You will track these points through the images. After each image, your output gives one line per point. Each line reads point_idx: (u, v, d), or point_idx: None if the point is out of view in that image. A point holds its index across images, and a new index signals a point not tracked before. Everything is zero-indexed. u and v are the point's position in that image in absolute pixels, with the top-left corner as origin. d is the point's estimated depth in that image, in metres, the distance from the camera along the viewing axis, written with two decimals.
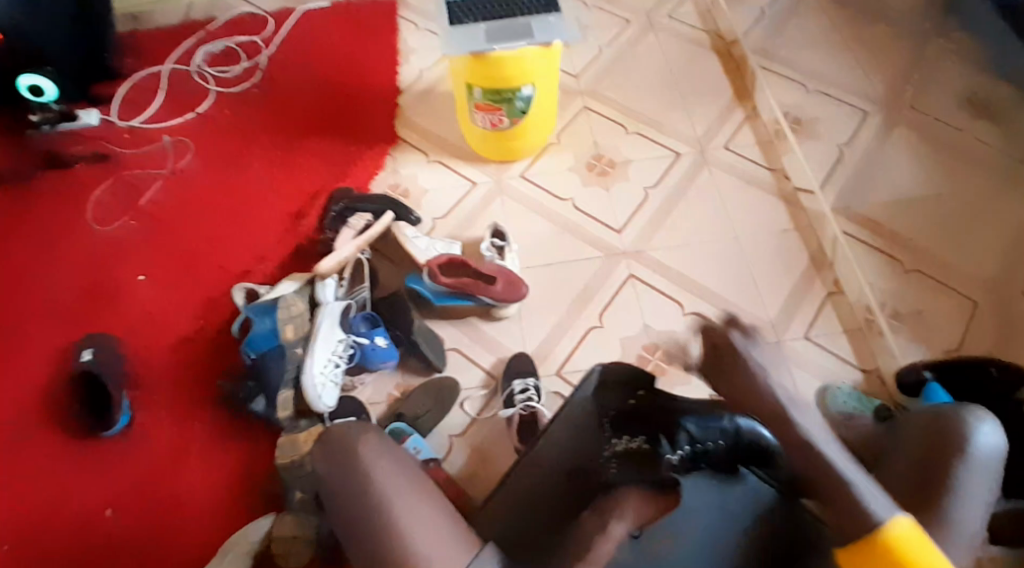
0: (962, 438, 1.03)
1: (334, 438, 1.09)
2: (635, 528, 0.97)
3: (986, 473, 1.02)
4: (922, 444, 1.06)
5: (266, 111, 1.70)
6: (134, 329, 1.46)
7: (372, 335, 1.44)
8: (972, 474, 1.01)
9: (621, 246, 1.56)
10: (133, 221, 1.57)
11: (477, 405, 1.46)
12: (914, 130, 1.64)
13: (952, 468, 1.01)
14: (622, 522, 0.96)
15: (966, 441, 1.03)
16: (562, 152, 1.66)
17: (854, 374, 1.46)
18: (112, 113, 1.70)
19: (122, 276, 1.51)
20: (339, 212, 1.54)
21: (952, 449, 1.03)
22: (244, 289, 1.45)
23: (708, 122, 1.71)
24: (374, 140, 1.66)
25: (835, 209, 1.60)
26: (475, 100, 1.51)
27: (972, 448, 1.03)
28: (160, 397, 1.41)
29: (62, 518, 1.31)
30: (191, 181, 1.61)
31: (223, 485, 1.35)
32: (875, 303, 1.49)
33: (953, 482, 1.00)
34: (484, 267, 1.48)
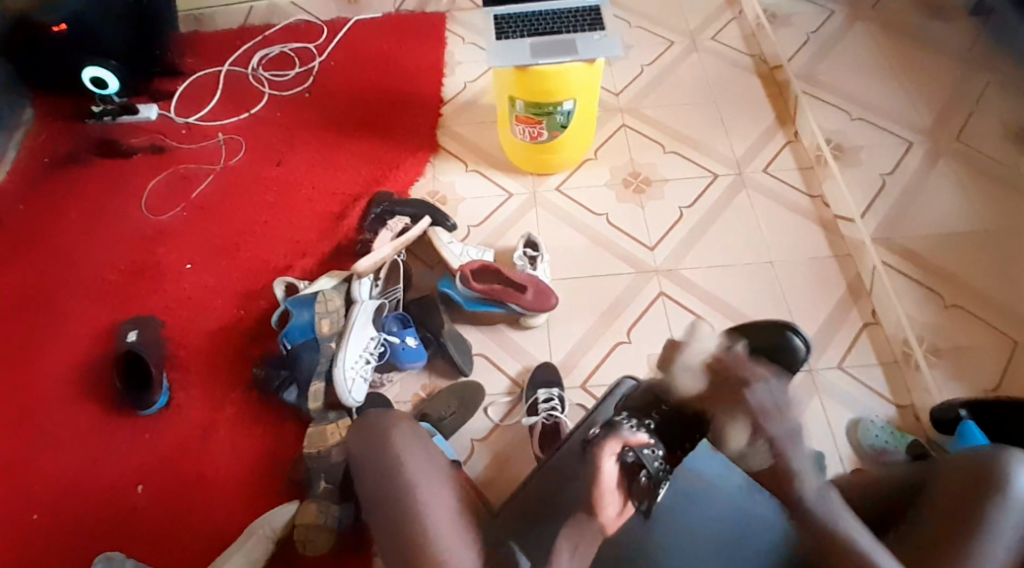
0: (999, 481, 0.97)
1: (367, 425, 1.07)
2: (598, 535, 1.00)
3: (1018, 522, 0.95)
4: (965, 485, 0.99)
5: (315, 114, 1.78)
6: (176, 314, 1.55)
7: (402, 335, 1.48)
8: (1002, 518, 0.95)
9: (653, 262, 1.57)
10: (184, 213, 1.66)
11: (500, 411, 1.48)
12: (958, 161, 1.61)
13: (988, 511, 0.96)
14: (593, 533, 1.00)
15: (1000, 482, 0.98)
16: (599, 167, 1.69)
17: (888, 409, 1.45)
18: (171, 110, 1.81)
19: (169, 263, 1.60)
20: (379, 214, 1.60)
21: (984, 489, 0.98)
22: (284, 283, 1.51)
23: (748, 144, 1.72)
24: (417, 145, 1.72)
25: (875, 238, 1.58)
26: (517, 113, 1.56)
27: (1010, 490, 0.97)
28: (196, 381, 1.49)
29: (98, 489, 1.39)
30: (240, 177, 1.70)
31: (249, 469, 1.41)
32: (912, 337, 1.47)
33: (986, 526, 0.95)
34: (515, 275, 1.51)
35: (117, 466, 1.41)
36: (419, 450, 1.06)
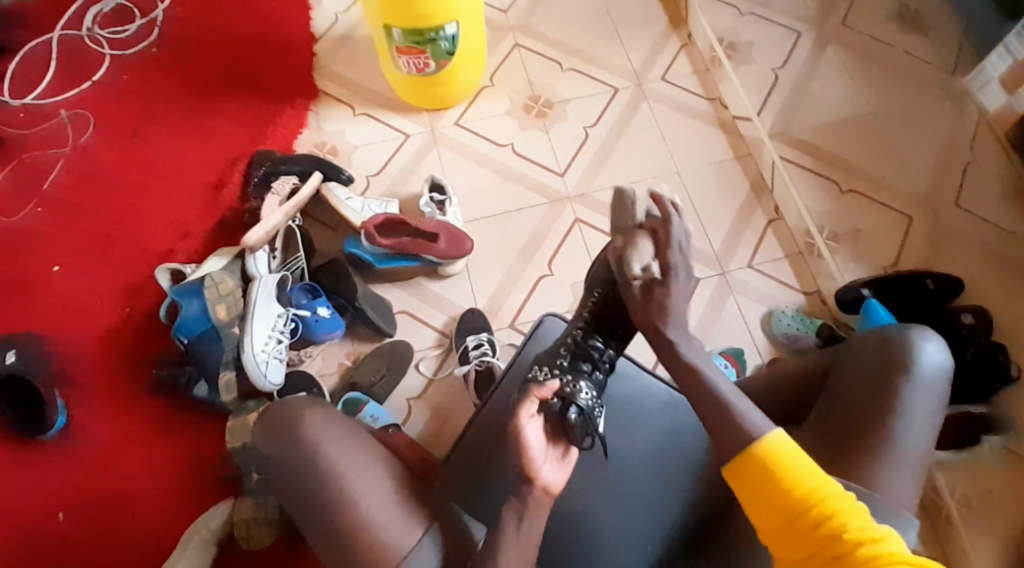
0: (910, 353, 1.04)
1: (274, 416, 1.04)
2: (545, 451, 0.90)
3: (931, 390, 1.03)
4: (867, 364, 1.06)
5: (168, 69, 1.57)
6: (56, 324, 1.38)
7: (313, 306, 1.38)
8: (918, 392, 1.02)
9: (565, 189, 1.52)
10: (39, 208, 1.46)
11: (432, 364, 1.42)
12: (846, 48, 1.60)
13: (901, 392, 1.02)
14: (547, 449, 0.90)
15: (912, 360, 1.03)
16: (496, 94, 1.59)
17: (796, 297, 1.49)
18: (4, 93, 1.56)
19: (34, 267, 1.42)
20: (263, 178, 1.46)
21: (896, 366, 1.03)
22: (167, 270, 1.37)
23: (644, 53, 1.65)
24: (293, 94, 1.57)
25: (772, 134, 1.58)
26: (396, 42, 1.42)
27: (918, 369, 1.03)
28: (94, 393, 1.35)
29: (10, 529, 1.27)
30: (93, 156, 1.50)
31: (173, 476, 1.31)
32: (813, 227, 1.51)
33: (899, 403, 1.01)
34: (424, 225, 1.42)
35: (30, 498, 1.29)
36: (340, 436, 1.04)
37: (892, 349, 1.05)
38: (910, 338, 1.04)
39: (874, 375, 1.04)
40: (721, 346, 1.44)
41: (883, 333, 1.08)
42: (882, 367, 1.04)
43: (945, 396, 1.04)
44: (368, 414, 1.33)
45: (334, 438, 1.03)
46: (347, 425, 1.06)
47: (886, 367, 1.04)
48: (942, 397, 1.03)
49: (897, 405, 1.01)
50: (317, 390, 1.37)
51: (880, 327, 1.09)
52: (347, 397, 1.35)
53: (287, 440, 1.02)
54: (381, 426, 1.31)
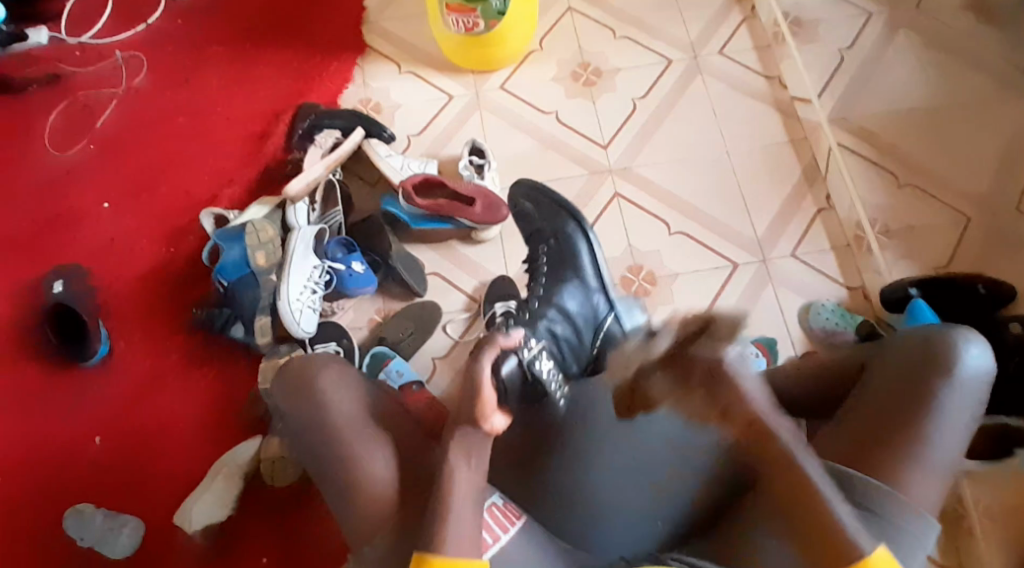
0: (952, 356, 0.96)
1: (295, 370, 1.04)
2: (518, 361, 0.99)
3: (968, 396, 0.95)
4: (905, 365, 0.98)
5: (223, 16, 1.60)
6: (105, 261, 1.44)
7: (349, 260, 1.41)
8: (955, 396, 0.95)
9: (606, 162, 1.50)
10: (93, 145, 1.52)
11: (459, 328, 1.44)
12: (917, 34, 1.55)
13: (934, 392, 0.95)
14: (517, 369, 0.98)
15: (952, 360, 0.96)
16: (545, 59, 1.57)
17: (838, 291, 1.43)
18: (61, 30, 1.61)
19: (86, 203, 1.48)
20: (307, 130, 1.47)
21: (935, 366, 0.96)
22: (212, 214, 1.42)
23: (703, 23, 1.60)
24: (341, 47, 1.57)
25: (831, 119, 1.51)
26: (446, 1, 1.41)
27: (959, 370, 0.96)
28: (135, 329, 1.41)
29: (50, 449, 1.35)
30: (147, 98, 1.55)
31: (204, 412, 1.37)
32: (865, 220, 1.45)
33: (932, 407, 0.94)
34: (461, 188, 1.43)
35: (70, 422, 1.36)
36: (351, 394, 1.04)
37: (931, 344, 0.97)
38: (950, 339, 0.97)
39: (910, 372, 0.97)
40: (756, 334, 1.40)
41: (926, 329, 1.01)
42: (919, 366, 0.97)
43: (983, 404, 0.96)
44: (393, 370, 1.37)
45: (344, 394, 1.02)
46: (358, 385, 1.06)
47: (924, 367, 0.97)
48: (984, 405, 0.96)
49: (931, 405, 0.94)
50: (347, 341, 1.41)
51: (923, 324, 1.02)
52: (375, 351, 1.39)
53: (301, 389, 1.03)
54: (406, 382, 1.36)
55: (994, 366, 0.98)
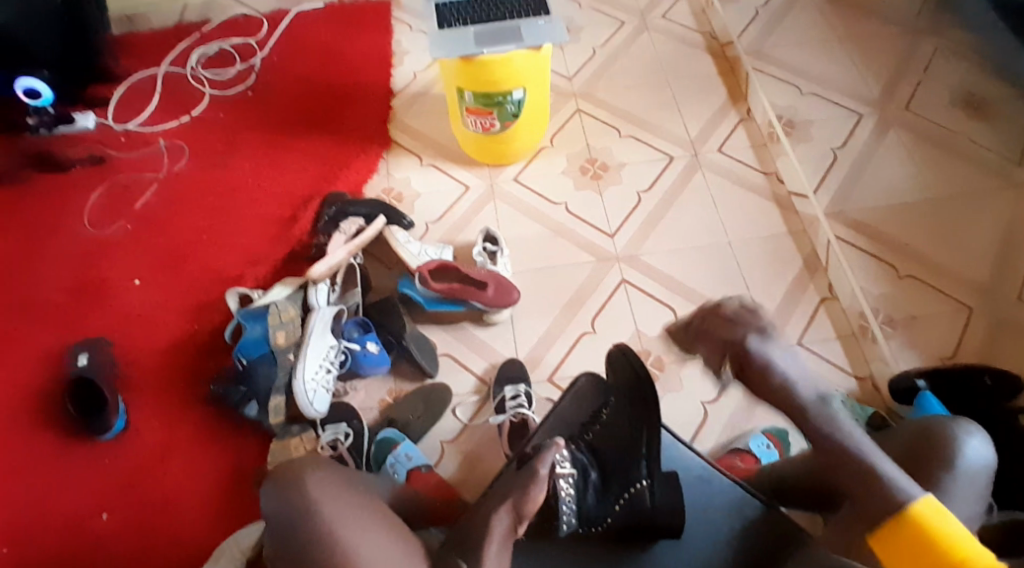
0: (954, 446, 1.02)
1: (281, 475, 1.09)
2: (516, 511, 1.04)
3: (973, 487, 1.00)
4: (907, 450, 1.04)
5: (259, 112, 1.73)
6: (131, 333, 1.50)
7: (363, 340, 1.45)
8: (961, 485, 0.99)
9: (613, 249, 1.57)
10: (128, 225, 1.61)
11: (469, 410, 1.46)
12: (910, 132, 1.63)
13: (937, 473, 1.00)
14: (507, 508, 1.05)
15: (957, 451, 1.01)
16: (555, 155, 1.68)
17: (848, 382, 1.45)
18: (108, 116, 1.74)
19: (117, 280, 1.55)
20: (332, 215, 1.56)
21: (938, 454, 1.01)
22: (237, 293, 1.49)
23: (702, 123, 1.72)
24: (368, 142, 1.69)
25: (828, 212, 1.58)
26: (466, 104, 1.53)
27: (962, 461, 1.01)
28: (152, 402, 1.44)
29: (57, 522, 1.34)
30: (185, 183, 1.65)
31: (212, 488, 1.37)
32: (868, 310, 1.48)
33: (938, 489, 0.99)
34: (474, 272, 1.48)
35: (78, 495, 1.37)
36: (337, 492, 1.09)
37: (933, 433, 1.03)
38: (951, 428, 1.03)
39: (913, 463, 1.03)
40: (766, 425, 1.42)
41: (930, 420, 1.07)
42: (924, 454, 1.02)
43: (984, 495, 1.01)
44: (401, 452, 1.37)
45: (329, 496, 1.06)
46: (342, 483, 1.11)
47: (927, 455, 1.02)
48: (986, 497, 1.01)
49: (936, 492, 0.99)
50: (357, 422, 1.41)
51: (924, 415, 1.09)
52: (382, 435, 1.40)
53: (288, 497, 1.06)
54: (414, 465, 1.36)
55: (994, 457, 1.03)
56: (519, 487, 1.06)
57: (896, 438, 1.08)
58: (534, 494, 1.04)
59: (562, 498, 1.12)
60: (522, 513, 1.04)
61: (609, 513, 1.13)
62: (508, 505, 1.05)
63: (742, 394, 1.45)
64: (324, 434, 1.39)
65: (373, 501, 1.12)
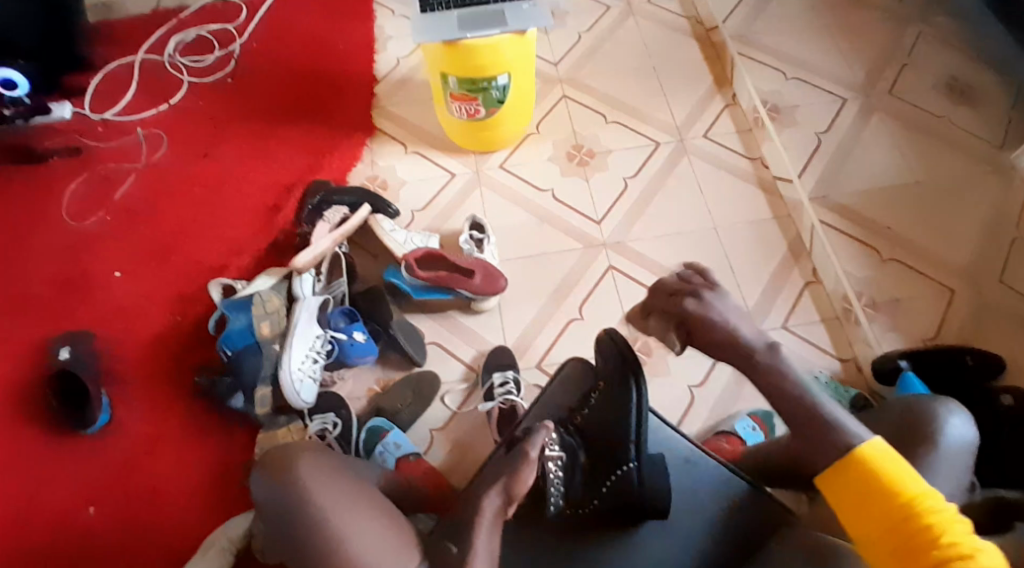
0: (937, 425, 1.06)
1: (273, 462, 1.10)
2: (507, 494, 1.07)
3: (956, 462, 1.04)
4: (897, 430, 1.08)
5: (240, 99, 1.70)
6: (113, 326, 1.48)
7: (349, 330, 1.44)
8: (944, 462, 1.04)
9: (600, 235, 1.57)
10: (108, 216, 1.58)
11: (457, 398, 1.45)
12: (893, 117, 1.63)
13: (923, 454, 1.04)
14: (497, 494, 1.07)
15: (938, 427, 1.05)
16: (541, 141, 1.68)
17: (831, 363, 1.47)
18: (85, 106, 1.70)
19: (97, 272, 1.53)
20: (316, 206, 1.54)
21: (922, 435, 1.05)
22: (221, 284, 1.46)
23: (688, 109, 1.72)
24: (351, 129, 1.67)
25: (813, 198, 1.58)
26: (451, 90, 1.51)
27: (943, 438, 1.05)
28: (136, 394, 1.42)
29: (41, 518, 1.33)
30: (164, 173, 1.62)
31: (200, 480, 1.36)
32: (852, 293, 1.49)
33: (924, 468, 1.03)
34: (462, 260, 1.47)
35: (62, 490, 1.35)
36: (331, 479, 1.09)
37: (920, 418, 1.06)
38: (934, 409, 1.07)
39: (895, 444, 1.07)
40: (751, 408, 1.43)
41: (910, 401, 1.10)
42: (907, 434, 1.06)
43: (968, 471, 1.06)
44: (390, 441, 1.37)
45: (322, 483, 1.08)
46: (336, 472, 1.11)
47: (912, 432, 1.06)
48: (969, 473, 1.05)
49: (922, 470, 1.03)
50: (345, 412, 1.40)
51: (909, 394, 1.12)
52: (371, 425, 1.39)
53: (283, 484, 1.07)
54: (403, 453, 1.35)
55: (977, 434, 1.07)
56: (511, 468, 1.08)
57: (880, 417, 1.11)
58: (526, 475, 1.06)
59: (550, 479, 1.15)
60: (512, 494, 1.07)
61: (595, 497, 1.14)
62: (498, 487, 1.07)
63: (729, 374, 1.45)
64: (312, 423, 1.38)
65: (367, 489, 1.12)
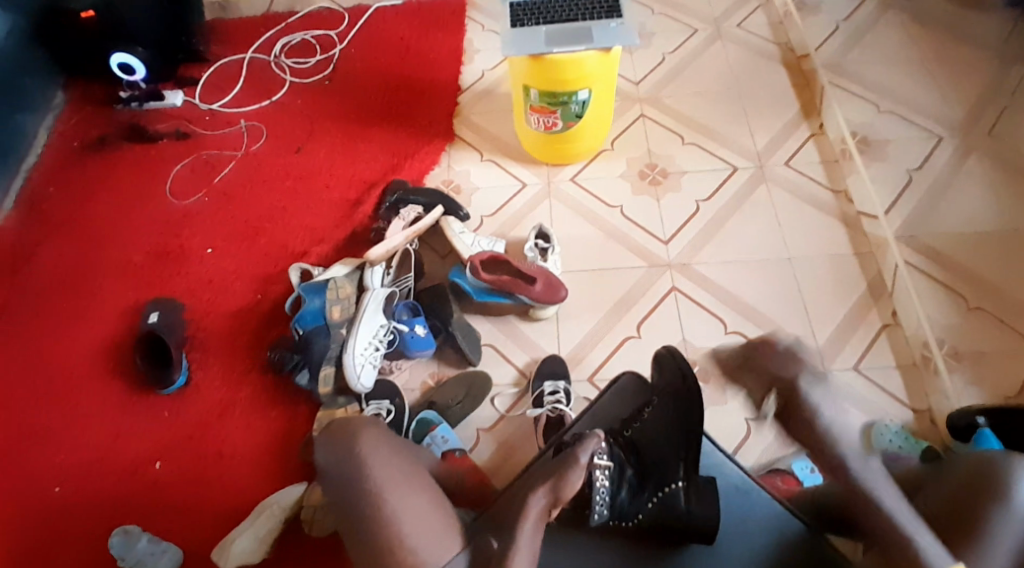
0: (1004, 487, 1.05)
1: (344, 432, 1.22)
2: (554, 498, 1.11)
3: (1015, 527, 1.03)
4: (963, 485, 1.08)
5: (335, 99, 1.82)
6: (200, 299, 1.60)
7: (412, 323, 1.49)
8: (1003, 525, 1.03)
9: (666, 257, 1.56)
10: (205, 197, 1.72)
11: (507, 402, 1.48)
12: (992, 158, 1.53)
13: (986, 510, 1.04)
14: (540, 499, 1.10)
15: (1005, 491, 1.05)
16: (614, 158, 1.69)
17: (904, 413, 1.40)
18: (196, 97, 1.86)
19: (192, 249, 1.66)
20: (393, 203, 1.62)
21: (987, 491, 1.05)
22: (300, 268, 1.56)
23: (771, 136, 1.69)
24: (433, 134, 1.74)
25: (898, 236, 1.53)
26: (531, 102, 1.56)
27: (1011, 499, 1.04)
28: (212, 364, 1.53)
29: (116, 465, 1.45)
30: (260, 161, 1.75)
31: (259, 448, 1.45)
32: (932, 340, 1.42)
33: (986, 525, 1.03)
34: (526, 267, 1.51)
35: (135, 443, 1.47)
36: (389, 454, 1.21)
37: (991, 475, 1.06)
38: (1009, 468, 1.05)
39: (965, 499, 1.06)
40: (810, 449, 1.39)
41: (984, 457, 1.09)
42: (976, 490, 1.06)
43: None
44: (438, 435, 1.41)
45: (381, 457, 1.18)
46: (395, 448, 1.23)
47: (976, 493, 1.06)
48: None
49: (978, 531, 1.03)
50: (399, 401, 1.46)
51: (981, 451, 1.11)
52: (422, 417, 1.44)
53: (344, 451, 1.19)
54: (450, 448, 1.40)
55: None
56: (559, 470, 1.12)
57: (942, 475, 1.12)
58: (572, 478, 1.11)
59: (596, 487, 1.16)
60: (558, 497, 1.11)
61: (640, 511, 1.18)
62: (546, 489, 1.11)
63: None
64: (367, 408, 1.45)
65: (418, 467, 1.23)
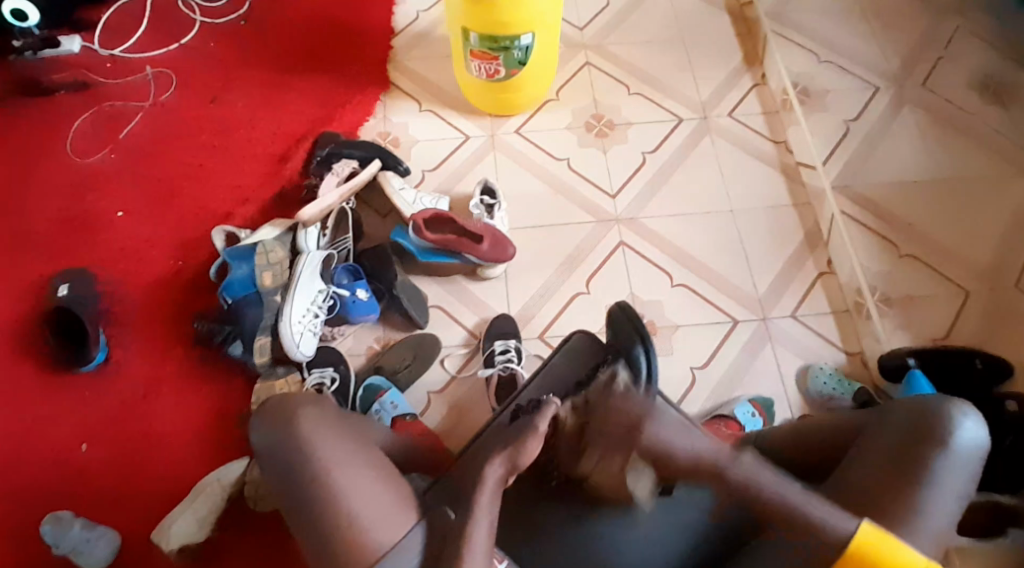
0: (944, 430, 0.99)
1: (274, 407, 1.09)
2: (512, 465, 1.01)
3: (962, 469, 0.98)
4: (901, 433, 1.02)
5: (254, 42, 1.67)
6: (115, 266, 1.46)
7: (353, 288, 1.41)
8: (948, 467, 0.98)
9: (613, 211, 1.54)
10: (113, 154, 1.56)
11: (457, 363, 1.44)
12: (923, 109, 1.57)
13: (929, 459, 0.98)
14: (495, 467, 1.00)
15: (948, 431, 0.99)
16: (560, 108, 1.64)
17: (837, 356, 1.43)
18: (95, 42, 1.67)
19: (100, 210, 1.51)
20: (325, 157, 1.52)
21: (932, 438, 0.99)
22: (223, 233, 1.44)
23: (715, 86, 1.68)
24: (366, 82, 1.63)
25: (836, 187, 1.54)
26: (472, 47, 1.47)
27: (952, 445, 0.99)
28: (134, 338, 1.41)
29: (35, 453, 1.33)
30: (172, 113, 1.59)
31: (193, 424, 1.35)
32: (865, 287, 1.45)
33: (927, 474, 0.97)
34: (470, 224, 1.44)
35: (55, 427, 1.35)
36: (331, 431, 1.07)
37: (928, 417, 1.01)
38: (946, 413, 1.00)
39: (906, 443, 1.01)
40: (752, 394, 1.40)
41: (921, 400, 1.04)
42: (917, 436, 1.00)
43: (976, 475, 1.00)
44: (388, 401, 1.35)
45: (323, 435, 1.06)
46: (340, 425, 1.09)
47: (919, 435, 1.01)
48: (977, 479, 0.99)
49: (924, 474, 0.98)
50: (344, 368, 1.39)
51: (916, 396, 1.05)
52: (370, 382, 1.38)
53: (280, 429, 1.07)
54: (400, 413, 1.33)
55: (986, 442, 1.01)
56: (517, 437, 1.02)
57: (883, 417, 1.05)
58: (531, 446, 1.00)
59: (555, 448, 1.05)
60: (515, 465, 1.00)
61: None
62: (503, 456, 1.01)
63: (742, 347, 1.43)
64: (309, 376, 1.37)
65: (364, 442, 1.10)
